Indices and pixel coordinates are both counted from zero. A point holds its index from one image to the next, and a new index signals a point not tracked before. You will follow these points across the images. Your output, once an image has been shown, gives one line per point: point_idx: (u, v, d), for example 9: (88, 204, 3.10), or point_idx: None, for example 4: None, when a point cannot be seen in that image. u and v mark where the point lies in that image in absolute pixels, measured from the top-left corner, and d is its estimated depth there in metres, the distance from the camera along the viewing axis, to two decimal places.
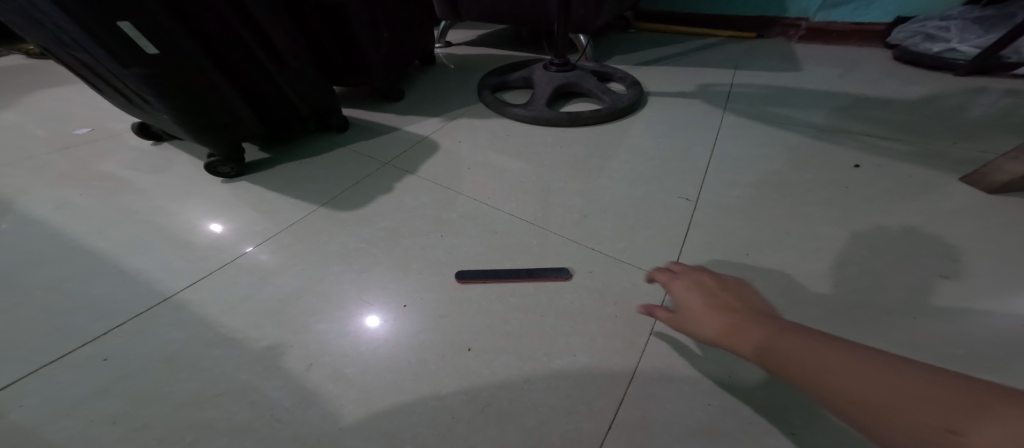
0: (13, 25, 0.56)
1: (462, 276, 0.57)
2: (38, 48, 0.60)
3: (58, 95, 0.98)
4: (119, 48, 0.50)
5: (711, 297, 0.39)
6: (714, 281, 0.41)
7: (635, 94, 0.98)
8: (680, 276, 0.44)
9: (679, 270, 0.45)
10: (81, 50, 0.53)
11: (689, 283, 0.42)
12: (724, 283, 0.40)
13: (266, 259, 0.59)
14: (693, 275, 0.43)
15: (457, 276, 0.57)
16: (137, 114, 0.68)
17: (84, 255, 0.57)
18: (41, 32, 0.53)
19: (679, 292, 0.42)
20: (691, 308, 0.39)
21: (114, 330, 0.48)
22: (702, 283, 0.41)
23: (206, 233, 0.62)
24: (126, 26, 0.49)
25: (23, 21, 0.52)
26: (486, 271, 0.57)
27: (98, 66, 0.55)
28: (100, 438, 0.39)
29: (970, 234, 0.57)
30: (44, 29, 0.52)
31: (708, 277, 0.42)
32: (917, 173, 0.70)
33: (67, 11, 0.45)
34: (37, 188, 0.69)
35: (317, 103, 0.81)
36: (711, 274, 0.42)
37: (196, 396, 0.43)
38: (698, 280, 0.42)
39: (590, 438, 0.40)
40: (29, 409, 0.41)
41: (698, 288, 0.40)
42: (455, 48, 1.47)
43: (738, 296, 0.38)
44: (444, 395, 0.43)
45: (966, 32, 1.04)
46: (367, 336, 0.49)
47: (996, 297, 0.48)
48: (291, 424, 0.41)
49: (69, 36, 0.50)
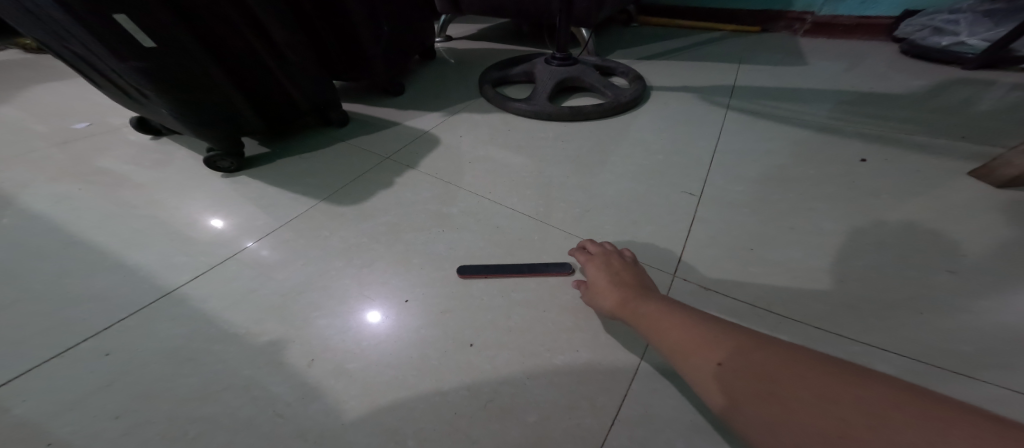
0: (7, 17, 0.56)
1: (463, 271, 0.56)
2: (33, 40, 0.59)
3: (57, 89, 0.98)
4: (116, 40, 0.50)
5: (615, 275, 0.48)
6: (619, 261, 0.51)
7: (637, 88, 0.97)
8: (592, 257, 0.53)
9: (592, 251, 0.54)
10: (79, 44, 0.52)
11: (600, 263, 0.51)
12: (624, 262, 0.51)
13: (267, 254, 0.58)
14: (603, 256, 0.52)
15: (458, 271, 0.56)
16: (135, 108, 0.67)
17: (85, 249, 0.57)
18: (35, 24, 0.52)
19: (591, 271, 0.51)
20: (595, 284, 0.49)
21: (116, 325, 0.48)
22: (610, 264, 0.50)
23: (207, 227, 0.62)
24: (123, 19, 0.48)
25: (16, 12, 0.51)
26: (488, 266, 0.57)
27: (94, 58, 0.55)
28: (102, 432, 0.39)
29: (977, 229, 0.56)
30: (39, 21, 0.51)
31: (613, 258, 0.52)
32: (925, 169, 0.69)
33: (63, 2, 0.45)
34: (36, 182, 0.68)
35: (317, 97, 0.80)
36: (615, 254, 0.52)
37: (198, 391, 0.42)
38: (605, 260, 0.51)
39: (592, 433, 0.39)
40: (31, 405, 0.40)
41: (605, 267, 0.50)
42: (456, 42, 1.46)
43: (635, 274, 0.49)
44: (447, 391, 0.43)
45: (976, 25, 1.03)
46: (368, 332, 0.49)
47: (1004, 294, 0.47)
48: (293, 419, 0.41)
49: (64, 28, 0.50)
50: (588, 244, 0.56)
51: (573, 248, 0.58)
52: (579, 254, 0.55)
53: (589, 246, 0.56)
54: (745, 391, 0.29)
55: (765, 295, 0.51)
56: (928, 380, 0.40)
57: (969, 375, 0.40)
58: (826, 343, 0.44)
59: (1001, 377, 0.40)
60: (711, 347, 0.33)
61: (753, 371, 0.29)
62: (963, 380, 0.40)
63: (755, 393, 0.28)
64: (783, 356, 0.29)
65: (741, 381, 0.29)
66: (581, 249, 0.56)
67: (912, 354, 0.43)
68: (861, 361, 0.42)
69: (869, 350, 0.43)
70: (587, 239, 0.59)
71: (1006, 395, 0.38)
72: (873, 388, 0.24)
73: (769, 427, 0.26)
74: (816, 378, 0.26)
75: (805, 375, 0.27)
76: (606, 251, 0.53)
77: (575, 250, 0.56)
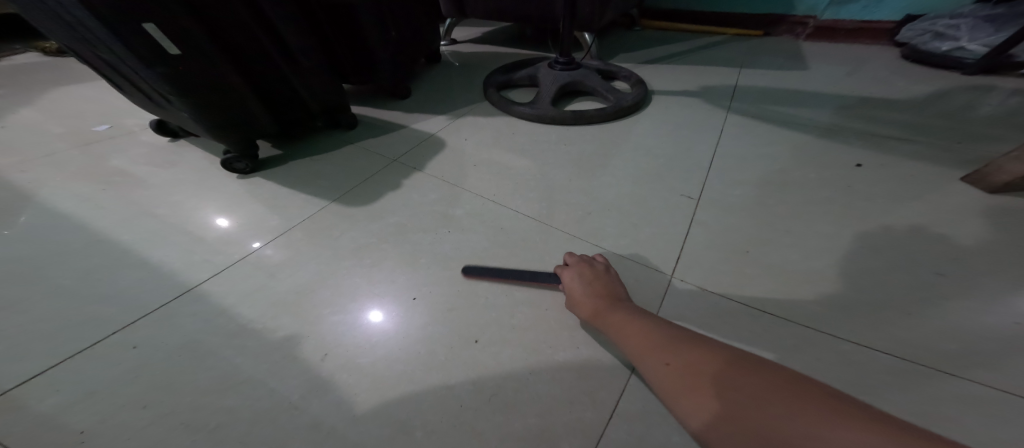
0: (39, 26, 0.59)
1: (466, 271, 0.58)
2: (63, 48, 0.62)
3: (73, 90, 1.00)
4: (144, 49, 0.52)
5: (589, 285, 0.50)
6: (593, 270, 0.52)
7: (639, 93, 0.98)
8: (567, 268, 0.54)
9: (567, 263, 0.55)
10: (108, 51, 0.55)
11: (575, 273, 0.52)
12: (598, 271, 0.52)
13: (274, 253, 0.61)
14: (578, 266, 0.53)
15: (462, 272, 0.58)
16: (155, 110, 0.70)
17: (109, 247, 0.59)
18: (67, 32, 0.55)
19: (566, 282, 0.52)
20: (569, 293, 0.50)
21: (140, 320, 0.50)
22: (584, 273, 0.52)
23: (220, 225, 0.65)
24: (150, 28, 0.51)
25: (49, 20, 0.54)
26: (490, 270, 0.58)
27: (121, 65, 0.57)
28: (133, 420, 0.41)
29: (966, 234, 0.58)
30: (71, 30, 0.54)
31: (588, 267, 0.53)
32: (919, 174, 0.70)
33: (98, 14, 0.47)
34: (58, 182, 0.71)
35: (328, 101, 0.82)
36: (589, 263, 0.54)
37: (220, 383, 0.45)
38: (579, 270, 0.52)
39: (592, 426, 0.41)
40: (63, 395, 0.43)
41: (580, 277, 0.51)
42: (461, 45, 1.48)
43: (608, 283, 0.50)
44: (453, 385, 0.45)
45: (977, 30, 1.03)
46: (375, 328, 0.52)
47: (989, 296, 0.49)
48: (308, 411, 0.43)
49: (96, 37, 0.52)
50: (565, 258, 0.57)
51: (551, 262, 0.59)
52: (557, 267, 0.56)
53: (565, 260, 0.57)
54: (679, 386, 0.34)
55: (760, 297, 0.52)
56: (910, 378, 0.42)
57: (949, 373, 0.42)
58: (815, 342, 0.46)
59: (982, 376, 0.42)
60: (659, 349, 0.37)
61: (696, 372, 0.33)
62: (942, 377, 0.42)
63: (690, 389, 0.33)
64: (717, 358, 0.34)
65: (679, 376, 0.34)
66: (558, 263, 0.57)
67: (897, 353, 0.44)
68: (849, 359, 0.44)
69: (856, 349, 0.45)
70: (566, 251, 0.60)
71: (982, 392, 0.40)
72: (766, 378, 0.30)
73: (696, 414, 0.32)
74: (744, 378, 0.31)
75: (730, 372, 0.32)
76: (580, 260, 0.54)
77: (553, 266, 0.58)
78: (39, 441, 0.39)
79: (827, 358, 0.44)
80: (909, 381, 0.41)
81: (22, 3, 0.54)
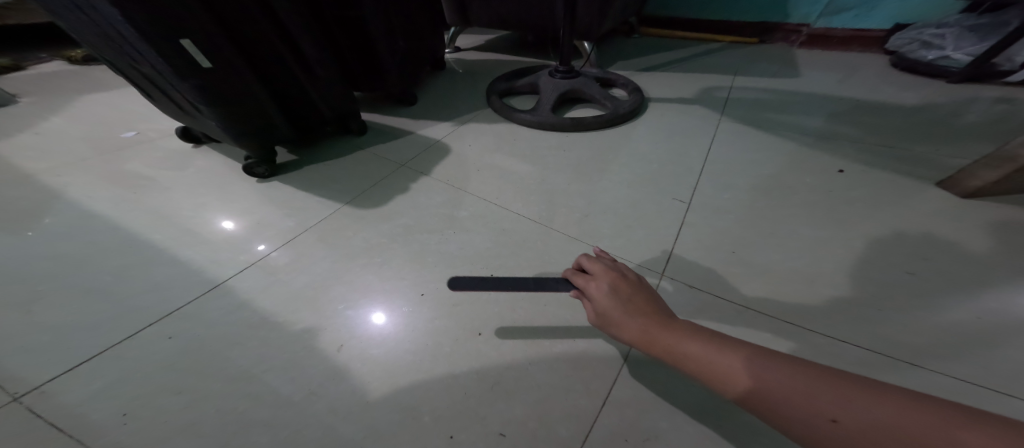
0: (81, 40, 0.64)
1: (455, 284, 0.48)
2: (100, 60, 0.67)
3: (97, 97, 1.05)
4: (181, 63, 0.57)
5: (628, 302, 0.41)
6: (627, 282, 0.43)
7: (635, 100, 1.03)
8: (596, 281, 0.44)
9: (592, 274, 0.45)
10: (147, 65, 0.59)
11: (607, 287, 0.43)
12: (632, 281, 0.44)
13: (277, 256, 0.64)
14: (607, 276, 0.44)
15: (449, 286, 0.48)
16: (182, 118, 0.74)
17: (141, 246, 0.64)
18: (108, 47, 0.60)
19: (599, 301, 0.43)
20: (605, 313, 0.42)
21: (173, 314, 0.55)
22: (618, 286, 0.43)
23: (229, 226, 0.69)
24: (187, 43, 0.56)
25: (93, 36, 0.59)
26: (485, 280, 0.48)
27: (158, 77, 0.62)
28: (170, 405, 0.46)
29: (940, 237, 0.62)
30: (112, 45, 0.59)
31: (619, 277, 0.44)
32: (899, 179, 0.74)
33: (143, 35, 0.52)
34: (88, 186, 0.75)
35: (340, 108, 0.87)
36: (619, 272, 0.45)
37: (247, 371, 0.49)
38: (611, 283, 0.43)
39: (586, 411, 0.45)
40: (107, 380, 0.47)
41: (614, 292, 0.42)
42: (465, 52, 1.53)
43: (648, 297, 0.42)
44: (459, 374, 0.49)
45: (961, 40, 1.07)
46: (381, 328, 0.55)
47: (955, 295, 0.53)
48: (326, 397, 0.47)
49: (136, 52, 0.57)
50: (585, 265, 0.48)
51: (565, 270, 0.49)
52: (579, 279, 0.46)
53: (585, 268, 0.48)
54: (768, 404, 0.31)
55: (744, 294, 0.56)
56: (878, 368, 0.46)
57: (915, 364, 0.46)
58: (793, 336, 0.50)
59: (945, 367, 0.45)
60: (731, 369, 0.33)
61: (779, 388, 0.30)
62: (908, 368, 0.45)
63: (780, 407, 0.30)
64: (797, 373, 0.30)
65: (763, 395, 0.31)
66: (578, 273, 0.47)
67: (868, 346, 0.48)
68: (823, 352, 0.48)
69: (830, 342, 0.49)
70: (582, 255, 0.50)
71: (943, 382, 0.44)
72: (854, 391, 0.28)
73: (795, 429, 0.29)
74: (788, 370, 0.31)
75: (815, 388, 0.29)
76: (608, 268, 0.45)
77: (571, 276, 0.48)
78: (89, 422, 0.43)
79: (802, 350, 0.48)
80: (876, 372, 0.45)
81: (69, 20, 0.59)
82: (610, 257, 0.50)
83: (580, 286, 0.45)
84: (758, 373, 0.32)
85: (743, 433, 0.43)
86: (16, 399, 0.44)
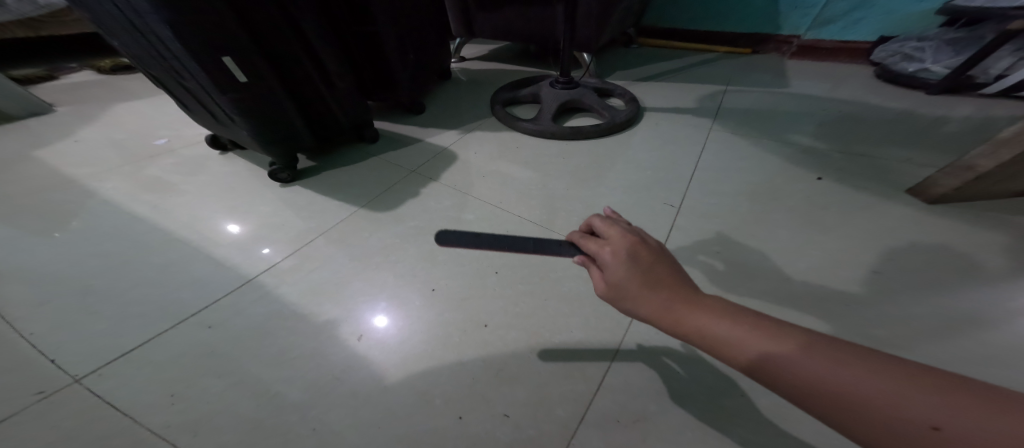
0: (132, 58, 0.71)
1: (443, 240, 0.49)
2: (147, 76, 0.74)
3: (125, 105, 1.11)
4: (221, 79, 0.63)
5: (648, 273, 0.36)
6: (647, 251, 0.38)
7: (631, 110, 1.09)
8: (612, 248, 0.39)
9: (609, 239, 0.40)
10: (191, 80, 0.66)
11: (624, 255, 0.38)
12: (653, 250, 0.38)
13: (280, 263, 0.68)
14: (625, 243, 0.39)
15: (437, 241, 0.49)
16: (215, 127, 0.81)
17: (177, 246, 0.70)
18: (156, 64, 0.68)
19: (615, 270, 0.37)
20: (619, 285, 0.37)
21: (211, 306, 0.61)
22: (636, 255, 0.38)
23: (232, 229, 0.74)
24: (228, 60, 0.63)
25: (144, 55, 0.66)
26: (477, 237, 0.50)
27: (199, 91, 0.69)
28: (212, 386, 0.51)
29: (908, 240, 0.67)
30: (161, 63, 0.66)
31: (639, 244, 0.39)
32: (875, 187, 0.80)
33: (193, 54, 0.59)
34: (122, 190, 0.81)
35: (356, 117, 0.93)
36: (638, 237, 0.40)
37: (278, 358, 0.55)
38: (630, 250, 0.38)
39: (582, 394, 0.51)
40: (156, 365, 0.53)
41: (632, 261, 0.37)
42: (469, 62, 1.60)
43: (670, 269, 0.37)
44: (466, 361, 0.55)
45: (940, 53, 1.13)
46: (382, 329, 0.59)
47: (916, 292, 0.59)
48: (348, 382, 0.53)
49: (182, 69, 0.64)
50: (599, 229, 0.43)
51: (575, 235, 0.44)
52: (592, 244, 0.41)
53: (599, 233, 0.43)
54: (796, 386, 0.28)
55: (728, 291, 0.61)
56: None
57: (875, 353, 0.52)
58: None
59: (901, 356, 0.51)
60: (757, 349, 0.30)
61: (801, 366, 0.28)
62: None
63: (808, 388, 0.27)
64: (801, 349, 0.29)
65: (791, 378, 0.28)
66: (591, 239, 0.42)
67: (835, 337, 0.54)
68: None
69: None
70: (596, 218, 0.44)
71: None
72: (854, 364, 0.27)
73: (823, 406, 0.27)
74: (825, 357, 0.27)
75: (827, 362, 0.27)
76: (626, 234, 0.40)
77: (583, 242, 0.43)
78: (143, 401, 0.49)
79: None
80: None
81: (125, 41, 0.66)
82: (626, 222, 0.45)
83: (594, 253, 0.41)
84: (779, 356, 0.29)
85: (721, 413, 0.49)
86: (77, 380, 0.50)
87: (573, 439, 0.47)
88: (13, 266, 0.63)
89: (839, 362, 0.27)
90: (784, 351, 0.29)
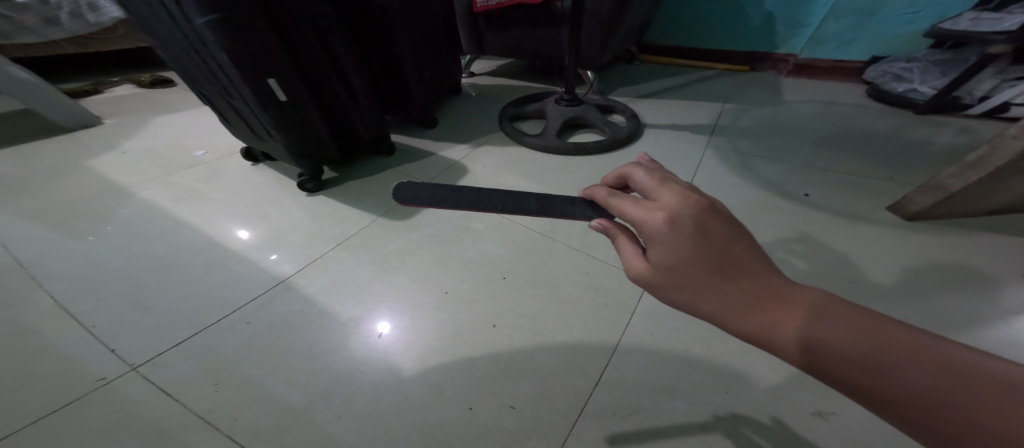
0: (188, 79, 0.80)
1: (407, 199, 0.52)
2: (197, 94, 0.83)
3: (161, 118, 1.20)
4: (266, 98, 0.71)
5: (714, 254, 0.33)
6: (715, 222, 0.33)
7: (631, 126, 1.15)
8: (674, 216, 0.33)
9: (666, 204, 0.34)
10: (238, 99, 0.74)
11: (688, 230, 0.33)
12: (720, 220, 0.33)
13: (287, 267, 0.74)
14: (689, 212, 0.33)
15: (396, 198, 0.52)
16: (252, 141, 0.88)
17: (214, 249, 0.77)
18: (209, 84, 0.76)
19: (675, 247, 0.34)
20: (676, 269, 0.34)
21: (248, 304, 0.67)
22: (703, 229, 0.33)
23: (253, 236, 0.81)
24: (272, 82, 0.70)
25: (200, 76, 0.75)
26: (455, 197, 0.53)
27: (244, 109, 0.76)
28: (250, 376, 0.58)
29: (886, 254, 0.73)
30: (214, 83, 0.74)
31: (704, 213, 0.33)
32: (858, 203, 0.85)
33: (244, 78, 0.67)
34: (162, 197, 0.88)
35: (377, 130, 1.00)
36: (702, 202, 0.34)
37: (308, 351, 0.61)
38: (696, 221, 0.33)
39: (582, 389, 0.56)
40: (201, 356, 0.59)
41: (696, 236, 0.33)
42: (479, 77, 1.68)
43: (739, 246, 0.33)
44: (477, 357, 0.61)
45: (927, 74, 1.18)
46: (394, 330, 0.65)
47: (891, 300, 0.64)
48: (368, 375, 0.59)
49: (232, 91, 0.72)
50: (648, 190, 0.37)
51: (615, 198, 0.39)
52: (640, 209, 0.36)
53: (648, 195, 0.37)
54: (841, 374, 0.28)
55: None
56: None
57: None
58: None
59: None
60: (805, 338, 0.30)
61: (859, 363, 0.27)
62: None
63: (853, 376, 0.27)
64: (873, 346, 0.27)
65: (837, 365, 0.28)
66: (636, 201, 0.37)
67: None
68: None
69: None
70: (645, 175, 0.38)
71: None
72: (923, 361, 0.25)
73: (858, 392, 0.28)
74: (898, 357, 0.26)
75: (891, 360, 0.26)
76: (688, 198, 0.34)
77: (623, 205, 0.38)
78: (190, 388, 0.55)
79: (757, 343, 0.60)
80: None
81: (184, 64, 0.75)
82: (675, 175, 0.39)
83: (643, 219, 0.35)
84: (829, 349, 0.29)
85: (708, 409, 0.54)
86: (134, 369, 0.57)
87: (573, 429, 0.52)
88: (73, 266, 0.70)
89: (909, 364, 0.26)
90: (852, 349, 0.28)
